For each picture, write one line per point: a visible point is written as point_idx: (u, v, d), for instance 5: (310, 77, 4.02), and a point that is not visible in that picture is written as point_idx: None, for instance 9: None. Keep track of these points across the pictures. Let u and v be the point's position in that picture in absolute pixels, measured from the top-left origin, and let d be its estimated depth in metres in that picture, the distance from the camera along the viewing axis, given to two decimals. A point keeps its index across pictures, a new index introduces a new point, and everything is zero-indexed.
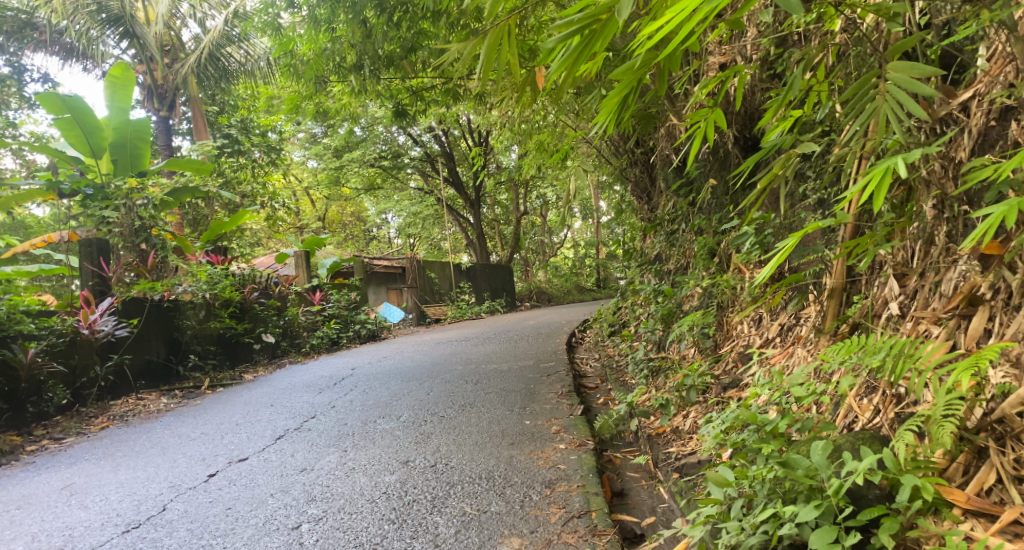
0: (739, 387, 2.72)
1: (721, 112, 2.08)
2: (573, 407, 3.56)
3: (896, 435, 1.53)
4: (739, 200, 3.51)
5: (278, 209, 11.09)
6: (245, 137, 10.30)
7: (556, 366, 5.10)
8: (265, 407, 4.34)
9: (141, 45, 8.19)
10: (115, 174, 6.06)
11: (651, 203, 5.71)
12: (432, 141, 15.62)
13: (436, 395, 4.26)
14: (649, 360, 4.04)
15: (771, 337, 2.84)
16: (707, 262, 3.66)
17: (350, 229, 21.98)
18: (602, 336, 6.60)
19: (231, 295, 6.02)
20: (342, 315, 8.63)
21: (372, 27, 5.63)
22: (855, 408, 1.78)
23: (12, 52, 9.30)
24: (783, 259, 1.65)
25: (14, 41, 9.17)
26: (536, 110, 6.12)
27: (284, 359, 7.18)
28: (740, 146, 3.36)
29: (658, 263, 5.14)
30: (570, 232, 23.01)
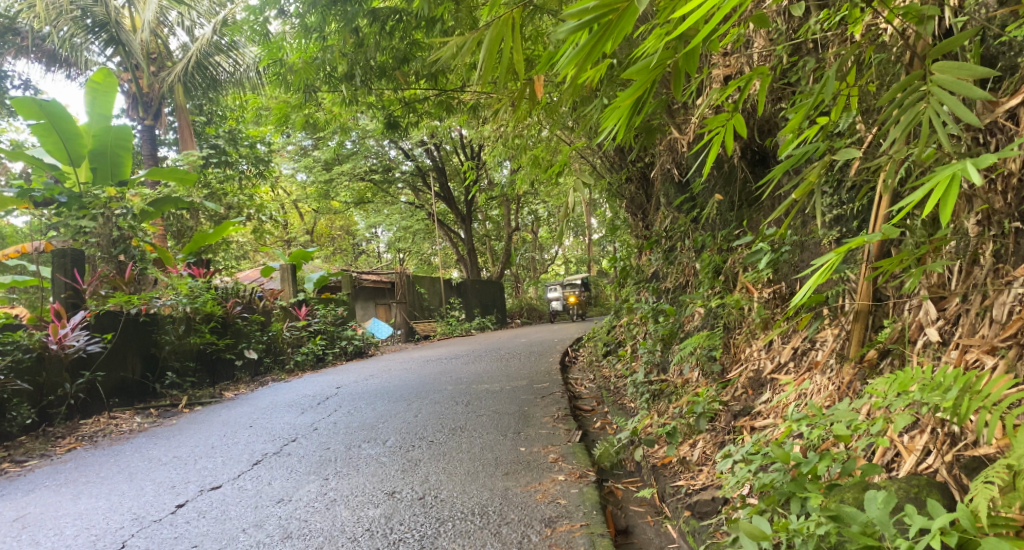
0: (751, 416, 2.55)
1: (741, 117, 1.94)
2: (570, 432, 3.37)
3: (970, 488, 1.34)
4: (746, 217, 3.39)
5: (265, 221, 10.87)
6: (233, 147, 10.12)
7: (550, 387, 4.90)
8: (243, 428, 4.10)
9: (127, 52, 8.02)
10: (94, 182, 5.83)
11: (647, 219, 5.59)
12: (424, 156, 15.52)
13: (424, 417, 4.05)
14: (648, 382, 3.87)
15: (783, 361, 2.69)
16: (711, 282, 3.51)
17: (337, 242, 21.71)
18: (595, 356, 6.43)
19: (213, 309, 5.80)
20: (328, 330, 8.40)
21: (364, 35, 5.48)
22: (898, 446, 1.62)
23: None
24: (825, 276, 1.53)
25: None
26: (530, 123, 5.99)
27: (267, 376, 6.94)
28: (747, 159, 3.32)
29: (655, 281, 5.01)
30: (561, 249, 22.95)
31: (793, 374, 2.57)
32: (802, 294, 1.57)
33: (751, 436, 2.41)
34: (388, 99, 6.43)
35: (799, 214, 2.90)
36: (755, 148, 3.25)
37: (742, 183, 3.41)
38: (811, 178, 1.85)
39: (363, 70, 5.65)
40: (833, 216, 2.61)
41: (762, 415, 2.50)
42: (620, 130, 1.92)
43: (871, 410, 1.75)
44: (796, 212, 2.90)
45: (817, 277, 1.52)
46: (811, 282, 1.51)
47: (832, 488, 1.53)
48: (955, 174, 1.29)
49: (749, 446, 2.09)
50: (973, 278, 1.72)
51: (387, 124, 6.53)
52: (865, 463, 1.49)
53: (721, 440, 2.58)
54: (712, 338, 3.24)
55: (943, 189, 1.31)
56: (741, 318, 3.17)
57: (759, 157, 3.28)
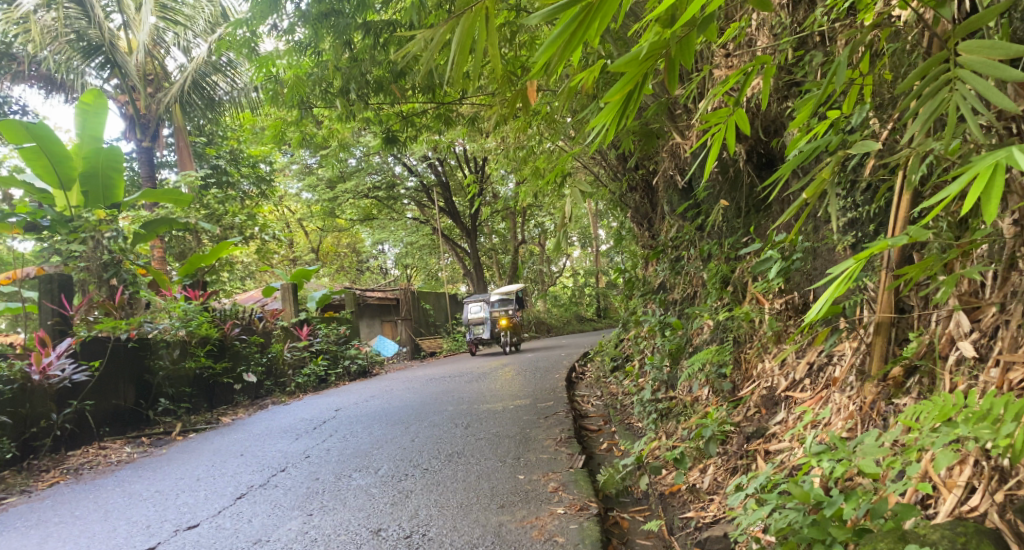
0: (765, 439, 2.35)
1: (743, 113, 1.76)
2: (573, 456, 3.17)
3: None
4: (754, 223, 3.22)
5: (268, 241, 10.77)
6: (235, 168, 10.05)
7: (555, 406, 4.70)
8: (233, 457, 3.93)
9: (123, 74, 8.00)
10: (85, 206, 5.74)
11: (652, 229, 5.40)
12: (428, 171, 15.44)
13: (421, 441, 3.86)
14: (656, 400, 3.67)
15: (798, 378, 2.49)
16: (719, 292, 3.32)
17: (343, 259, 21.60)
18: (602, 371, 6.22)
19: (209, 332, 5.66)
20: (331, 350, 8.23)
21: (356, 48, 5.35)
22: (938, 484, 1.43)
23: None
24: (842, 285, 1.32)
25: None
26: (530, 134, 5.82)
27: (267, 399, 6.78)
28: (752, 163, 3.15)
29: (662, 292, 4.81)
30: (570, 260, 22.70)
31: (810, 393, 2.37)
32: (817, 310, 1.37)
33: (767, 461, 2.21)
34: (385, 113, 6.28)
35: (811, 219, 2.72)
36: (762, 151, 3.07)
37: (749, 188, 3.23)
38: (824, 176, 1.66)
39: (358, 84, 5.52)
40: (847, 220, 2.43)
41: (777, 438, 2.30)
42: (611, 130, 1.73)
43: (903, 438, 1.56)
44: (807, 218, 2.73)
45: (834, 287, 1.31)
46: (827, 295, 1.32)
47: (863, 535, 1.35)
48: (997, 165, 1.10)
49: (765, 475, 1.90)
50: (1012, 285, 1.54)
51: (383, 139, 6.37)
52: (902, 505, 1.33)
53: (734, 465, 2.38)
54: (721, 353, 3.04)
55: (986, 180, 1.13)
56: (751, 332, 2.97)
57: (765, 160, 3.11)
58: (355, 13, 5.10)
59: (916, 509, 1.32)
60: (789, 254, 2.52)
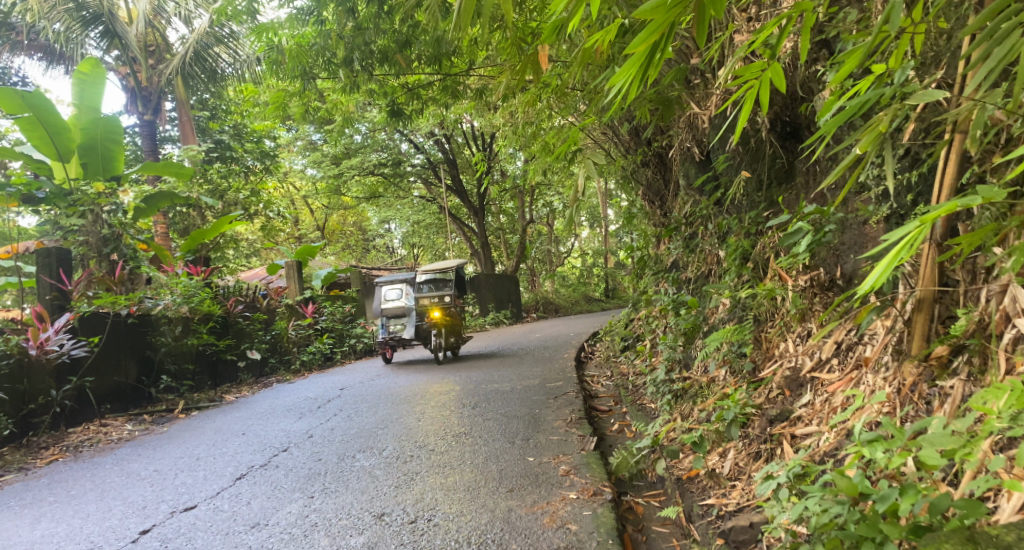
0: (790, 422, 2.21)
1: (779, 66, 1.52)
2: (584, 438, 3.05)
3: None
4: (777, 196, 3.06)
5: (273, 218, 10.62)
6: (239, 143, 9.86)
7: (564, 386, 4.58)
8: (235, 436, 3.84)
9: (123, 45, 7.81)
10: (84, 177, 5.62)
11: (665, 206, 5.23)
12: (435, 148, 15.21)
13: (427, 422, 3.75)
14: (670, 382, 3.53)
15: (825, 358, 2.36)
16: (738, 269, 3.16)
17: (348, 238, 21.45)
18: (612, 351, 6.08)
19: (212, 309, 5.56)
20: (336, 328, 8.11)
21: (360, 15, 5.13)
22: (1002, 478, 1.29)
23: None
24: (902, 253, 1.16)
25: None
26: (540, 107, 5.61)
27: (271, 377, 6.70)
28: (776, 132, 2.99)
29: (674, 271, 4.65)
30: (578, 240, 22.48)
31: (839, 374, 2.23)
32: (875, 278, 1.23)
33: (793, 446, 2.08)
34: (390, 86, 6.06)
35: (841, 190, 2.56)
36: (786, 119, 2.90)
37: (773, 159, 3.05)
38: (878, 131, 1.51)
39: (361, 54, 5.31)
40: (881, 190, 2.28)
41: (803, 421, 2.17)
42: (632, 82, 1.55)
43: (955, 425, 1.42)
44: (836, 189, 2.57)
45: (893, 255, 1.16)
46: (885, 264, 1.17)
47: (920, 534, 1.22)
48: None
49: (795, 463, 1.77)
50: None
51: (388, 112, 6.15)
52: (965, 502, 1.19)
53: (756, 449, 2.25)
54: (740, 332, 2.90)
55: None
56: (773, 310, 2.82)
57: (790, 130, 2.94)
58: None
59: (980, 507, 1.19)
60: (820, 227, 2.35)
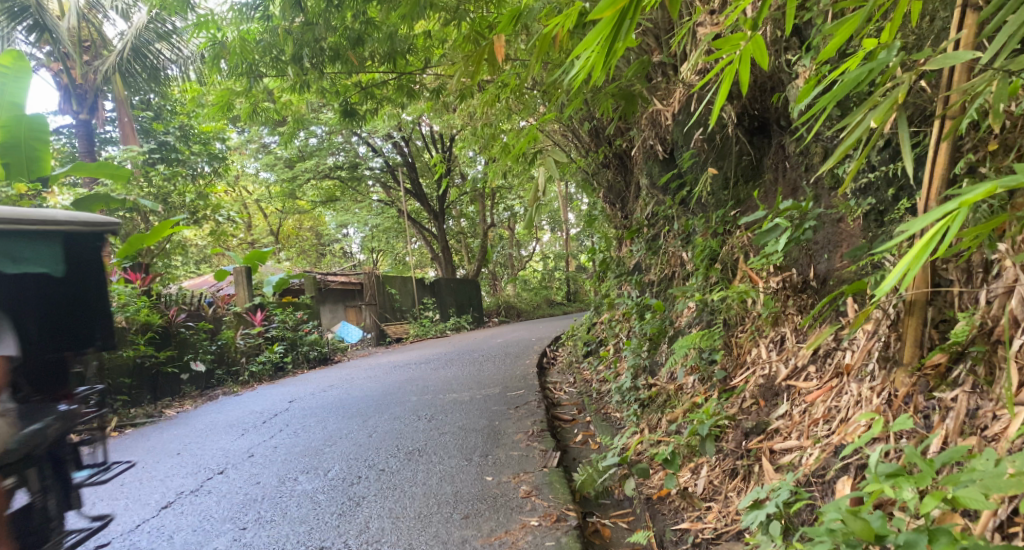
0: (767, 436, 2.08)
1: (761, 39, 1.36)
2: (546, 453, 2.85)
3: None
4: (745, 196, 2.94)
5: (222, 222, 10.11)
6: (184, 144, 9.33)
7: (525, 395, 4.37)
8: (167, 457, 3.50)
9: (54, 40, 7.31)
10: (6, 179, 5.04)
11: (626, 208, 5.09)
12: (394, 152, 14.86)
13: (379, 437, 3.50)
14: (636, 390, 3.38)
15: (801, 365, 2.23)
16: (706, 271, 3.01)
17: (303, 242, 20.84)
18: (574, 357, 5.92)
19: (150, 318, 5.12)
20: (287, 336, 7.53)
21: (310, 7, 4.78)
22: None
23: None
24: (932, 245, 1.03)
25: None
26: (499, 107, 5.38)
27: (218, 389, 6.28)
28: (743, 128, 2.89)
29: (637, 273, 4.52)
30: (539, 244, 22.39)
31: (818, 382, 2.09)
32: (891, 281, 1.09)
33: (773, 463, 1.94)
34: (342, 84, 5.71)
35: (815, 185, 2.44)
36: (753, 113, 2.79)
37: (739, 156, 2.96)
38: (894, 101, 1.39)
39: (311, 50, 4.96)
40: (860, 187, 2.18)
41: (782, 435, 2.04)
42: (603, 31, 1.34)
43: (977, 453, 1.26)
44: (809, 188, 2.46)
45: (921, 248, 1.03)
46: (910, 260, 1.04)
47: None
48: None
49: (783, 490, 1.64)
50: None
51: (340, 111, 5.81)
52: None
53: (732, 466, 2.10)
54: (710, 338, 2.75)
55: None
56: (743, 314, 2.69)
57: (758, 125, 2.85)
58: None
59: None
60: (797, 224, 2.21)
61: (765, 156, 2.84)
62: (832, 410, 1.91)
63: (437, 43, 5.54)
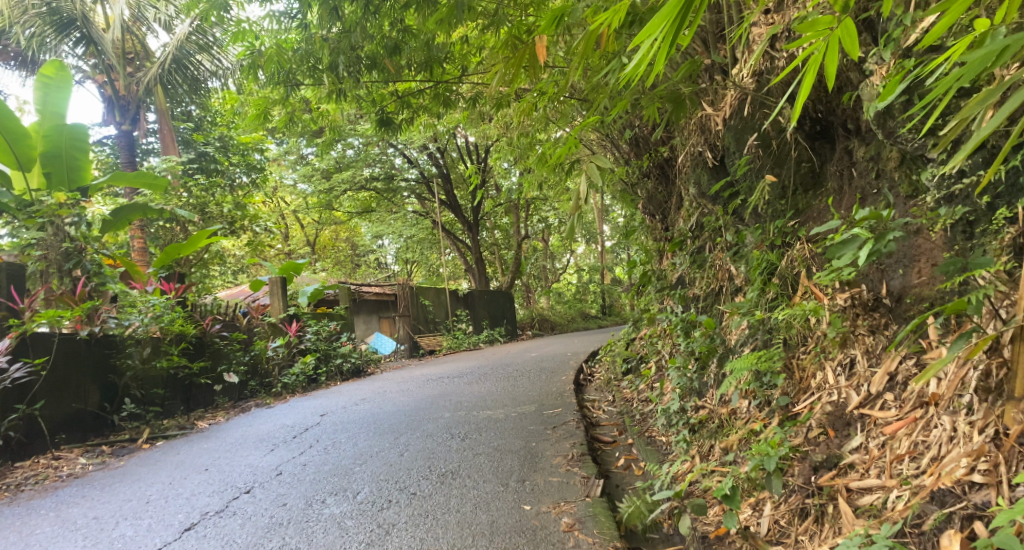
0: (840, 472, 1.87)
1: (852, 22, 1.13)
2: (588, 480, 2.67)
3: None
4: (805, 205, 2.74)
5: (259, 233, 10.18)
6: (224, 156, 9.42)
7: (563, 414, 4.17)
8: (195, 473, 3.42)
9: (99, 52, 7.57)
10: (47, 188, 5.14)
11: (667, 219, 4.88)
12: (429, 163, 14.88)
13: (411, 456, 3.35)
14: (683, 413, 3.16)
15: (877, 392, 2.01)
16: (762, 286, 2.79)
17: (340, 253, 21.05)
18: (612, 373, 5.69)
19: (186, 328, 5.08)
20: (322, 348, 7.46)
21: (348, 15, 4.71)
22: None
23: None
24: None
25: None
26: (536, 115, 5.22)
27: (250, 401, 6.24)
28: (804, 133, 2.70)
29: (680, 287, 4.29)
30: (574, 257, 22.12)
31: (897, 412, 1.87)
32: None
33: (852, 506, 1.72)
34: (379, 93, 5.63)
35: (888, 195, 2.23)
36: (816, 116, 2.62)
37: (798, 163, 2.78)
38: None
39: (347, 59, 4.89)
40: (946, 196, 1.97)
41: (858, 472, 1.82)
42: (667, 15, 1.18)
43: None
44: (882, 198, 2.25)
45: None
46: None
47: None
48: None
49: (880, 547, 1.44)
50: None
51: (376, 120, 5.73)
52: None
53: (800, 505, 1.88)
54: (768, 359, 2.48)
55: None
56: (805, 333, 2.46)
57: (820, 129, 2.66)
58: None
59: None
60: (877, 234, 1.94)
61: (828, 163, 2.66)
62: (919, 446, 1.70)
63: (474, 51, 5.44)
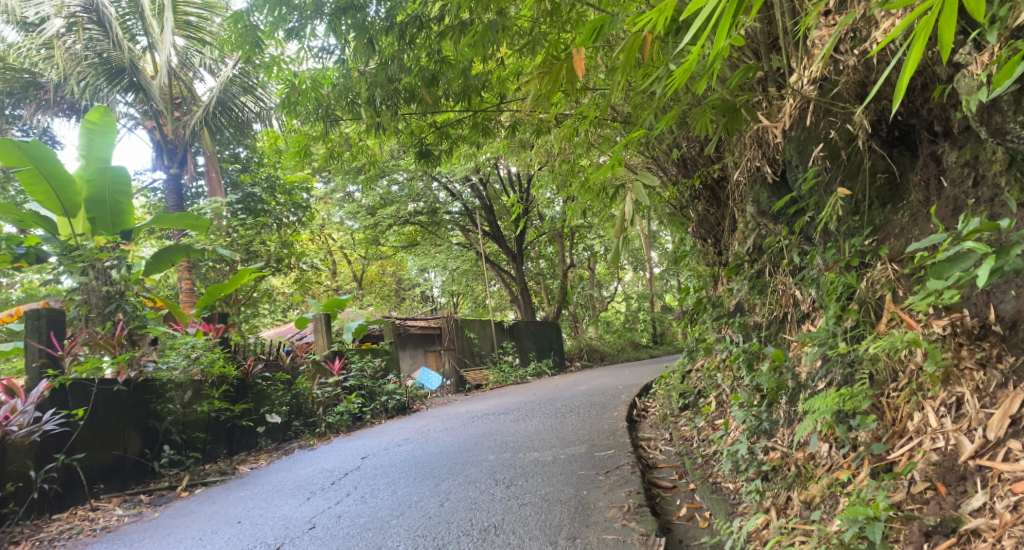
0: (962, 540, 1.60)
1: None
2: (648, 538, 2.38)
3: None
4: (884, 220, 2.43)
5: (306, 270, 10.25)
6: (271, 196, 9.38)
7: (616, 456, 3.86)
8: (228, 526, 3.26)
9: (147, 97, 7.99)
10: (92, 232, 5.24)
11: (721, 243, 4.56)
12: (472, 196, 14.91)
13: (452, 507, 3.11)
14: (752, 458, 2.81)
15: (999, 438, 1.71)
16: (838, 313, 2.47)
17: (386, 287, 21.24)
18: (668, 408, 5.30)
19: (227, 370, 5.01)
20: (366, 385, 7.32)
21: (384, 48, 4.70)
22: None
23: (22, 115, 9.20)
24: None
25: (20, 102, 9.13)
26: (576, 141, 5.02)
27: (294, 441, 6.12)
28: (880, 140, 2.41)
29: (737, 315, 3.95)
30: (621, 285, 21.67)
31: None
32: None
33: None
34: (418, 125, 5.52)
35: (992, 205, 1.93)
36: (894, 120, 2.34)
37: (873, 173, 2.47)
38: None
39: (384, 92, 4.82)
40: None
41: (988, 542, 1.55)
42: None
43: None
44: (988, 208, 1.94)
45: None
46: None
47: None
48: None
49: None
50: None
51: (415, 153, 5.62)
52: None
53: None
54: (852, 398, 2.13)
55: None
56: (894, 368, 2.12)
57: (899, 133, 2.37)
58: (382, 3, 4.48)
59: None
60: (997, 249, 1.63)
61: (908, 171, 2.37)
62: None
63: (513, 79, 5.31)
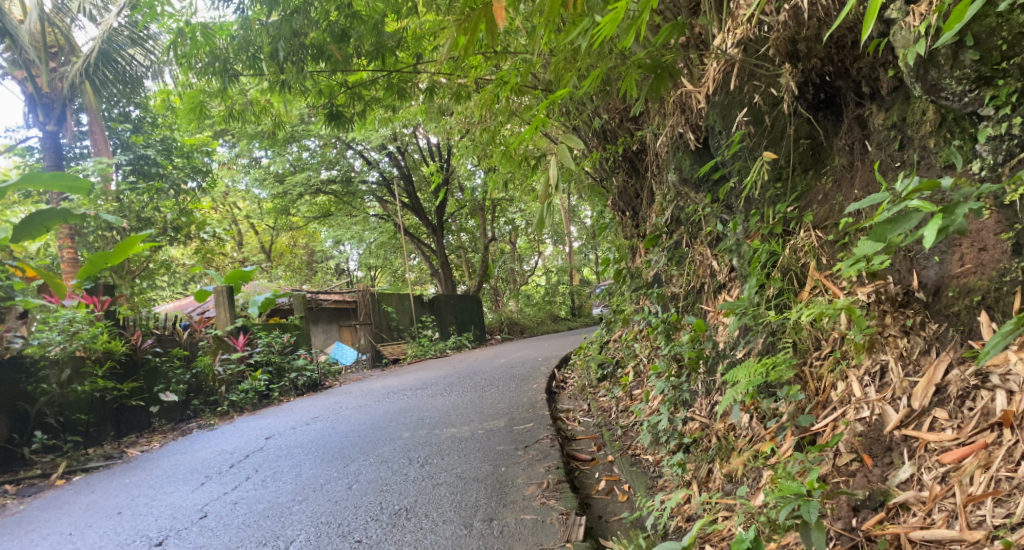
0: (892, 514, 1.55)
1: None
2: (568, 518, 2.25)
3: None
4: (807, 186, 2.38)
5: (207, 240, 9.49)
6: (166, 159, 8.58)
7: (535, 429, 3.74)
8: (104, 518, 2.88)
9: (15, 46, 6.94)
10: None
11: (639, 215, 4.48)
12: (390, 164, 14.36)
13: (360, 490, 2.87)
14: (672, 430, 2.74)
15: (924, 407, 1.67)
16: (761, 282, 2.40)
17: (296, 260, 20.26)
18: (586, 379, 5.25)
19: (111, 346, 4.49)
20: (273, 361, 6.86)
21: None
22: None
23: None
24: None
25: None
26: (497, 107, 4.77)
27: (192, 422, 5.63)
28: (805, 103, 2.34)
29: (656, 286, 3.88)
30: (542, 259, 21.73)
31: (955, 435, 1.56)
32: None
33: None
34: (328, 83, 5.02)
35: (918, 168, 1.89)
36: (820, 82, 2.27)
37: (796, 139, 2.42)
38: None
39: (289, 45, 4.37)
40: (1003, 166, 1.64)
41: (916, 515, 1.51)
42: None
43: None
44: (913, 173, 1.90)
45: None
46: None
47: None
48: None
49: None
50: None
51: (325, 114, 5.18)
52: None
53: None
54: (777, 368, 2.07)
55: None
56: (817, 336, 2.07)
57: (823, 97, 2.31)
58: None
59: None
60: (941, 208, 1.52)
61: (831, 137, 2.33)
62: (1005, 485, 1.40)
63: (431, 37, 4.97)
